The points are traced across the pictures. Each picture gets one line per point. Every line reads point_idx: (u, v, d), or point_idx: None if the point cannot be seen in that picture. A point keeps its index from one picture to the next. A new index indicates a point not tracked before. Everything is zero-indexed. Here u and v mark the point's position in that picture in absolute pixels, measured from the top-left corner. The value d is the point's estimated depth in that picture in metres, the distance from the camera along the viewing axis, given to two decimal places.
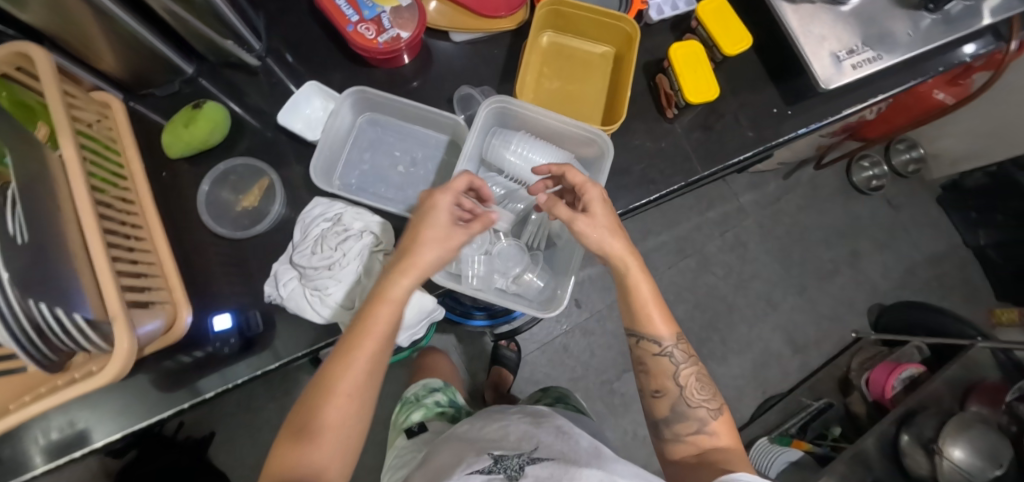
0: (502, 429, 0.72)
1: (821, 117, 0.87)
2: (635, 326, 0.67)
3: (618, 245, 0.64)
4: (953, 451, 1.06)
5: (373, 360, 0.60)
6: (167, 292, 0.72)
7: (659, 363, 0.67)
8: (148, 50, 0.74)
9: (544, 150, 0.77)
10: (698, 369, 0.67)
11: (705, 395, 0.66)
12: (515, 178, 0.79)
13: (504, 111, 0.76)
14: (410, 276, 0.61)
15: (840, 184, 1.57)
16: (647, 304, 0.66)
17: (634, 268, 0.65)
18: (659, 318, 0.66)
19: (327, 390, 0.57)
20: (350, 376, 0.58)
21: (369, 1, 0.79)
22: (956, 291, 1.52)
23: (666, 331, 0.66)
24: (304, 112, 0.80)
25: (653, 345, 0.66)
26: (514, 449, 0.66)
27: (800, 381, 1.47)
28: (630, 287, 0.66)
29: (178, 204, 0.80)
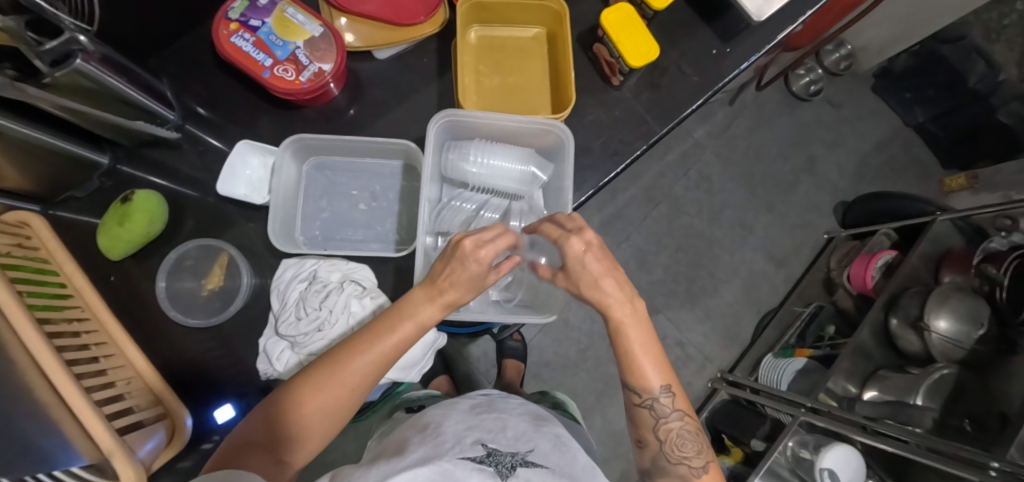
0: (500, 419, 0.64)
1: (758, 48, 0.87)
2: (624, 375, 0.62)
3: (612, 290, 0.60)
4: (938, 323, 1.11)
5: (388, 358, 0.54)
6: (155, 403, 0.68)
7: (640, 415, 0.62)
8: (51, 151, 0.67)
9: (501, 153, 0.75)
10: (685, 425, 0.61)
11: (688, 452, 0.60)
12: (482, 188, 0.77)
13: (454, 124, 0.73)
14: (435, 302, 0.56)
15: (782, 96, 1.60)
16: (634, 351, 0.60)
17: (625, 316, 0.60)
18: (649, 368, 0.61)
19: (336, 372, 0.52)
20: (361, 364, 0.53)
21: (278, 40, 0.73)
22: (907, 170, 1.59)
23: (656, 382, 0.61)
24: (244, 173, 0.74)
25: (636, 396, 0.62)
26: (509, 444, 0.59)
27: (788, 292, 1.54)
28: (617, 333, 0.60)
29: (142, 303, 0.75)
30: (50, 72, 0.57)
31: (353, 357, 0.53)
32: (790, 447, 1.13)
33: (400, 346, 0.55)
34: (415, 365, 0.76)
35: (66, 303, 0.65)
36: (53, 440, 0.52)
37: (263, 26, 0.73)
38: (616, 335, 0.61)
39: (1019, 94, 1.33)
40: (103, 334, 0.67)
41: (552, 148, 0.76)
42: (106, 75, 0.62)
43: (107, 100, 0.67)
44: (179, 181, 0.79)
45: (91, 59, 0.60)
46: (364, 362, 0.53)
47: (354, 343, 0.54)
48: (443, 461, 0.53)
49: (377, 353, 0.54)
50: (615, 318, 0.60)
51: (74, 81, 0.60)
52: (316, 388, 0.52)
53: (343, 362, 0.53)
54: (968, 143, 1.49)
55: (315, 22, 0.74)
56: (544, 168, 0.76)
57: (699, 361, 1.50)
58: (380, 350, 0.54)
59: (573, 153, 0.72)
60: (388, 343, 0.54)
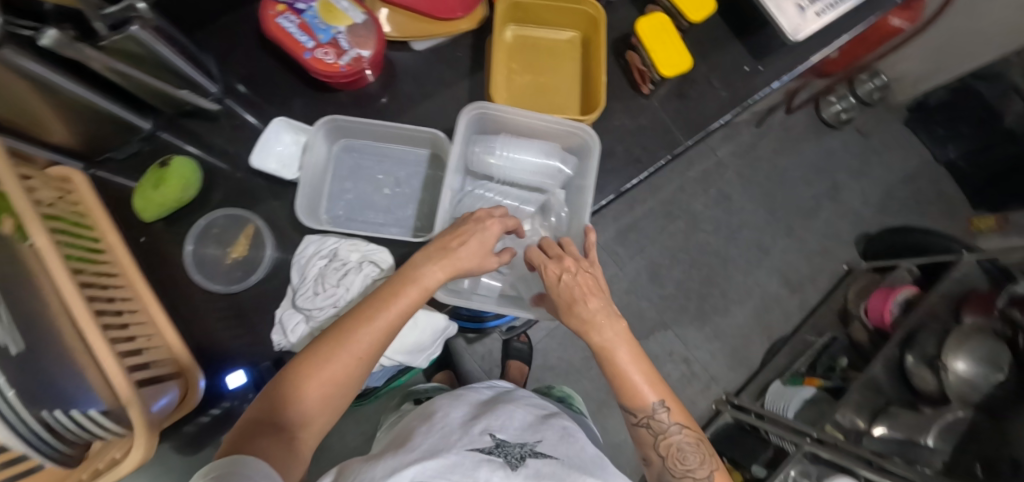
0: (507, 410, 0.64)
1: (790, 67, 0.87)
2: (619, 396, 0.62)
3: (587, 311, 0.61)
4: (956, 364, 1.09)
5: (396, 322, 0.57)
6: (172, 362, 0.69)
7: (639, 434, 0.62)
8: (98, 111, 0.70)
9: (526, 150, 0.76)
10: (685, 437, 0.61)
11: (692, 464, 0.60)
12: (505, 181, 0.79)
13: (483, 116, 0.75)
14: (443, 265, 0.60)
15: (810, 122, 1.59)
16: (626, 373, 0.60)
17: (611, 335, 0.60)
18: (643, 384, 0.61)
19: (349, 339, 0.54)
20: (371, 330, 0.55)
21: (321, 24, 0.75)
22: (935, 206, 1.56)
23: (652, 399, 0.61)
24: (276, 149, 0.77)
25: (631, 415, 0.62)
26: (517, 436, 0.59)
27: (801, 320, 1.51)
28: (606, 353, 0.61)
29: (167, 267, 0.77)
30: (109, 35, 0.60)
31: (364, 324, 0.55)
32: (792, 475, 1.11)
33: (409, 308, 0.57)
34: (424, 350, 0.75)
35: (97, 257, 0.67)
36: (75, 383, 0.54)
37: (308, 9, 0.76)
38: (603, 357, 0.61)
39: None
40: (131, 291, 0.69)
41: (575, 145, 0.77)
42: (157, 43, 0.65)
43: (155, 67, 0.70)
44: (213, 152, 0.82)
45: (147, 26, 0.63)
46: (376, 327, 0.55)
47: (362, 311, 0.56)
48: (450, 451, 0.54)
49: (386, 318, 0.56)
50: (595, 343, 0.60)
51: (127, 46, 0.63)
52: (329, 358, 0.53)
53: (353, 331, 0.54)
54: (999, 184, 1.46)
55: (358, 9, 0.76)
56: (568, 163, 0.77)
57: (705, 380, 1.48)
58: (387, 315, 0.56)
59: (597, 155, 0.73)
60: (395, 308, 0.56)
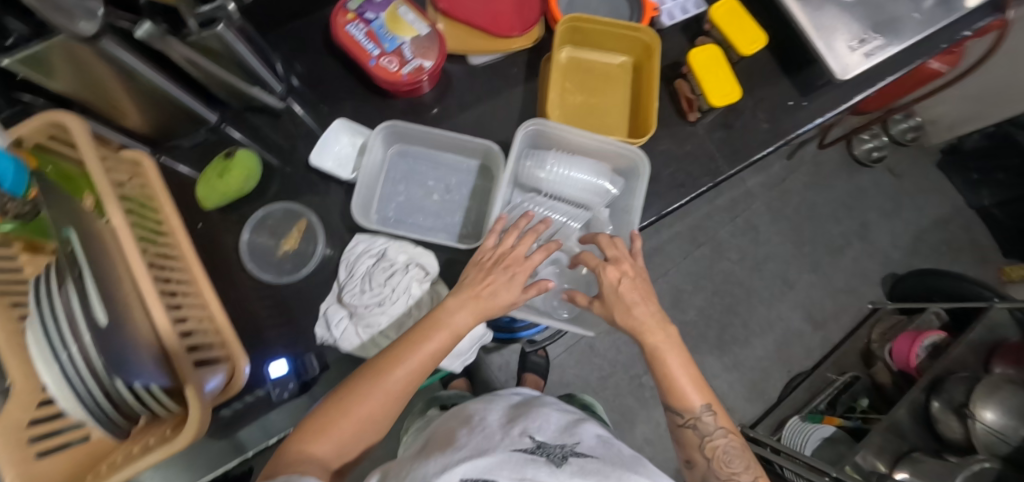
0: (542, 416, 0.66)
1: (834, 105, 0.89)
2: (665, 396, 0.64)
3: (641, 316, 0.64)
4: (985, 414, 1.08)
5: (426, 366, 0.59)
6: (222, 344, 0.71)
7: (684, 434, 0.63)
8: (173, 100, 0.74)
9: (577, 166, 0.78)
10: (729, 441, 0.62)
11: (737, 468, 0.60)
12: (553, 196, 0.80)
13: (538, 131, 0.77)
14: (472, 310, 0.61)
15: (842, 159, 1.60)
16: (674, 375, 0.63)
17: (661, 341, 0.63)
18: (688, 385, 0.63)
19: (381, 379, 0.57)
20: (401, 372, 0.57)
21: (387, 33, 0.79)
22: (965, 253, 1.55)
23: (698, 401, 0.63)
24: (334, 149, 0.81)
25: (678, 416, 0.63)
26: (556, 438, 0.61)
27: (823, 357, 1.50)
28: (657, 358, 0.63)
29: (219, 254, 0.80)
30: (197, 32, 0.64)
31: (396, 365, 0.57)
32: None
33: (439, 351, 0.59)
34: (461, 355, 0.77)
35: (159, 238, 0.70)
36: (141, 358, 0.56)
37: (376, 19, 0.79)
38: (653, 359, 0.64)
39: None
40: (188, 274, 0.72)
41: (625, 166, 0.79)
42: (238, 43, 0.69)
43: (231, 64, 0.73)
44: (271, 147, 0.85)
45: (232, 26, 0.67)
46: (406, 370, 0.58)
47: (395, 353, 0.58)
48: (496, 452, 0.55)
49: (417, 359, 0.58)
50: (649, 345, 0.63)
51: (211, 43, 0.67)
52: (361, 395, 0.56)
53: (387, 371, 0.57)
54: None
55: (423, 22, 0.80)
56: (616, 183, 0.79)
57: (721, 410, 1.47)
58: (418, 358, 0.58)
59: (647, 177, 0.75)
60: (426, 352, 0.59)
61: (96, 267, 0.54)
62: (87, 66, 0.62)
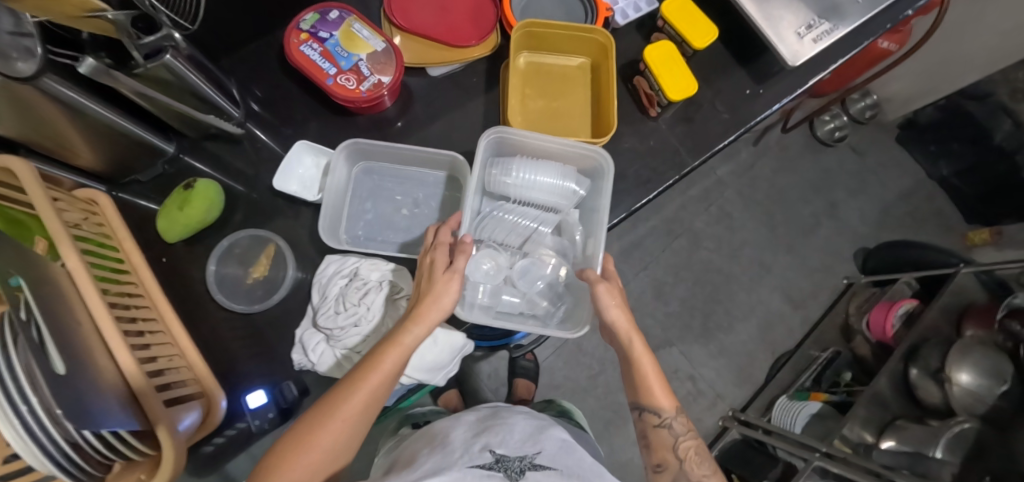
0: (506, 424, 0.69)
1: (789, 91, 0.91)
2: (641, 398, 0.71)
3: (624, 323, 0.70)
4: (959, 376, 1.12)
5: (376, 395, 0.59)
6: (196, 381, 0.70)
7: (659, 434, 0.71)
8: (126, 135, 0.72)
9: (543, 170, 0.78)
10: (697, 443, 0.70)
11: (706, 470, 0.68)
12: (522, 201, 0.79)
13: (501, 139, 0.77)
14: (422, 326, 0.60)
15: (806, 140, 1.64)
16: (649, 378, 0.70)
17: (640, 347, 0.70)
18: (661, 391, 0.70)
19: (331, 416, 0.57)
20: (351, 405, 0.58)
21: (342, 51, 0.78)
22: (930, 223, 1.59)
23: (667, 404, 0.71)
24: (297, 172, 0.79)
25: (653, 416, 0.71)
26: (517, 449, 0.64)
27: (805, 335, 1.53)
28: (636, 362, 0.70)
29: (187, 288, 0.78)
30: (144, 64, 0.63)
31: (344, 400, 0.58)
32: None
33: (390, 374, 0.60)
34: (442, 368, 0.76)
35: (121, 278, 0.68)
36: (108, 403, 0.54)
37: (330, 38, 0.79)
38: (631, 367, 0.71)
39: None
40: (154, 311, 0.70)
41: (590, 167, 0.80)
42: (188, 71, 0.68)
43: (184, 94, 0.72)
44: (234, 175, 0.84)
45: (179, 55, 0.66)
46: (359, 399, 0.58)
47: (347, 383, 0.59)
48: (455, 469, 0.59)
49: (370, 386, 0.59)
50: (633, 351, 0.70)
51: (160, 74, 0.66)
52: (314, 435, 0.57)
53: (337, 408, 0.58)
54: (992, 201, 1.50)
55: (378, 37, 0.80)
56: (582, 184, 0.80)
57: (710, 397, 1.49)
58: (365, 389, 0.58)
59: (612, 179, 0.75)
60: (372, 383, 0.58)
61: (52, 314, 0.52)
62: (30, 106, 0.60)
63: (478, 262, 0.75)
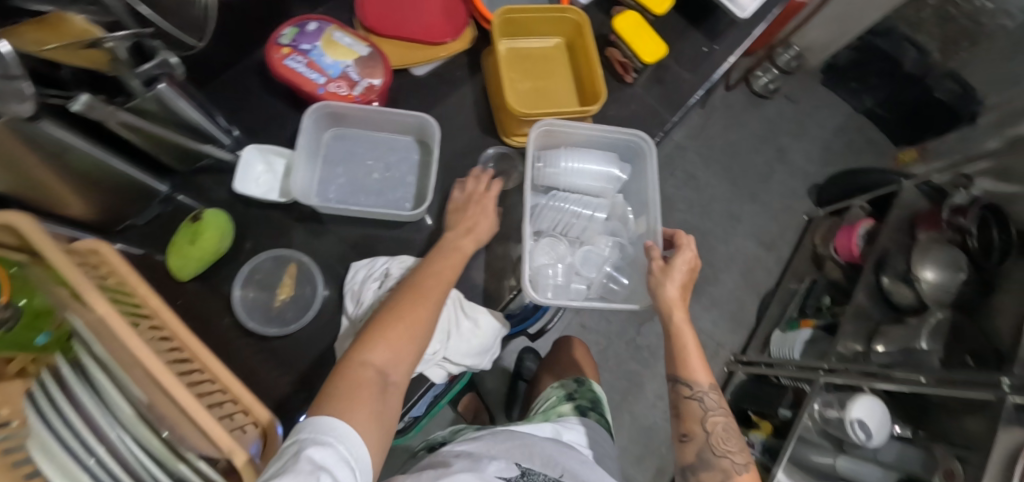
0: (530, 443, 0.75)
1: (742, 42, 0.99)
2: (677, 369, 0.73)
3: (674, 295, 0.73)
4: (926, 274, 1.23)
5: (445, 282, 0.69)
6: (246, 413, 0.66)
7: (689, 406, 0.71)
8: (117, 174, 0.70)
9: (588, 159, 0.85)
10: (727, 419, 0.71)
11: (732, 446, 0.69)
12: (572, 190, 0.85)
13: (549, 133, 0.84)
14: (469, 237, 0.75)
15: (746, 97, 1.77)
16: (691, 352, 0.72)
17: (680, 319, 0.72)
18: (699, 364, 0.72)
19: (415, 289, 0.65)
20: (427, 285, 0.66)
21: (328, 60, 0.79)
22: (866, 151, 1.76)
23: (704, 378, 0.72)
24: (258, 176, 0.78)
25: (685, 388, 0.72)
26: (543, 465, 0.71)
27: (782, 272, 1.66)
28: (675, 332, 0.73)
29: (212, 324, 0.75)
30: (142, 94, 0.61)
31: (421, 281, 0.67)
32: (816, 409, 1.24)
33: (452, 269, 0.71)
34: (487, 350, 0.78)
35: (140, 321, 0.65)
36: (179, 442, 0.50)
37: (313, 48, 0.79)
38: (673, 335, 0.73)
39: (949, 73, 1.53)
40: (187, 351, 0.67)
41: (627, 153, 0.87)
42: (179, 99, 0.67)
43: (174, 124, 0.70)
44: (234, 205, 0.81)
45: (173, 83, 0.64)
46: (432, 281, 0.67)
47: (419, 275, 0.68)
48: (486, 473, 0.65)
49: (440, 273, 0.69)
50: (676, 320, 0.72)
51: (152, 105, 0.64)
52: (400, 307, 0.63)
53: (418, 287, 0.66)
54: (912, 122, 1.68)
55: (361, 43, 0.80)
56: (624, 169, 0.87)
57: (712, 348, 1.59)
58: (436, 275, 0.68)
59: (655, 161, 0.82)
60: (441, 270, 0.69)
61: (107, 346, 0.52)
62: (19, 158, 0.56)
63: (542, 252, 0.81)
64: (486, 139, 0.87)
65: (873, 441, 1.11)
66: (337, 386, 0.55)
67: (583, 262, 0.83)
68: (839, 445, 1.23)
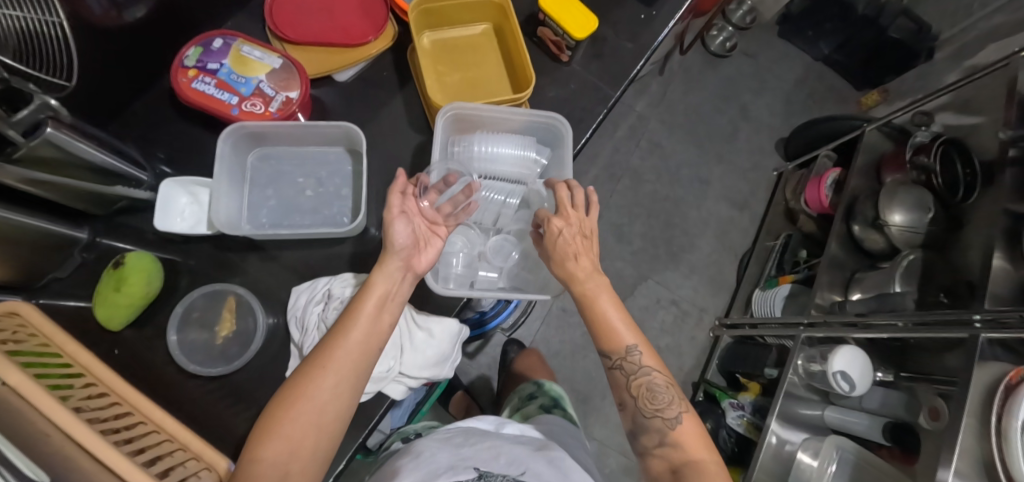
0: (493, 447, 0.71)
1: (681, 5, 0.95)
2: (599, 339, 0.69)
3: (565, 259, 0.70)
4: (893, 217, 1.22)
5: (365, 343, 0.57)
6: (199, 458, 0.63)
7: (614, 376, 0.68)
8: (30, 229, 0.65)
9: (505, 144, 0.78)
10: (657, 379, 0.66)
11: (661, 404, 0.65)
12: (488, 175, 0.79)
13: (459, 117, 0.76)
14: (393, 262, 0.61)
15: (703, 57, 1.73)
16: (607, 318, 0.68)
17: (587, 285, 0.69)
18: (620, 326, 0.68)
19: (321, 362, 0.55)
20: (336, 353, 0.55)
21: (240, 78, 0.75)
22: (828, 99, 1.74)
23: (628, 341, 0.68)
24: (182, 210, 0.73)
25: (608, 357, 0.68)
26: (502, 468, 0.66)
27: (758, 231, 1.63)
28: (587, 300, 0.69)
29: (154, 370, 0.72)
30: (25, 143, 0.57)
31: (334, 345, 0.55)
32: (801, 365, 1.22)
33: (375, 312, 0.59)
34: (446, 359, 0.76)
35: (74, 381, 0.61)
36: None
37: (221, 68, 0.75)
38: (585, 303, 0.70)
39: (902, 10, 1.50)
40: (126, 404, 0.64)
41: (546, 135, 0.80)
42: (77, 141, 0.62)
43: (78, 169, 0.66)
44: (163, 242, 0.77)
45: (62, 125, 0.60)
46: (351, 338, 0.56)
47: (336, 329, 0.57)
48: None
49: (361, 323, 0.57)
50: (577, 289, 0.69)
51: (44, 153, 0.60)
52: (302, 385, 0.53)
53: (329, 354, 0.55)
54: (872, 63, 1.65)
55: (272, 55, 0.76)
56: (542, 153, 0.81)
57: (696, 314, 1.56)
58: (353, 333, 0.57)
59: (571, 142, 0.76)
60: (358, 326, 0.57)
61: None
62: None
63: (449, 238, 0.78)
64: (421, 139, 0.83)
65: (857, 390, 1.11)
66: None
67: (495, 251, 0.81)
68: (826, 397, 1.23)
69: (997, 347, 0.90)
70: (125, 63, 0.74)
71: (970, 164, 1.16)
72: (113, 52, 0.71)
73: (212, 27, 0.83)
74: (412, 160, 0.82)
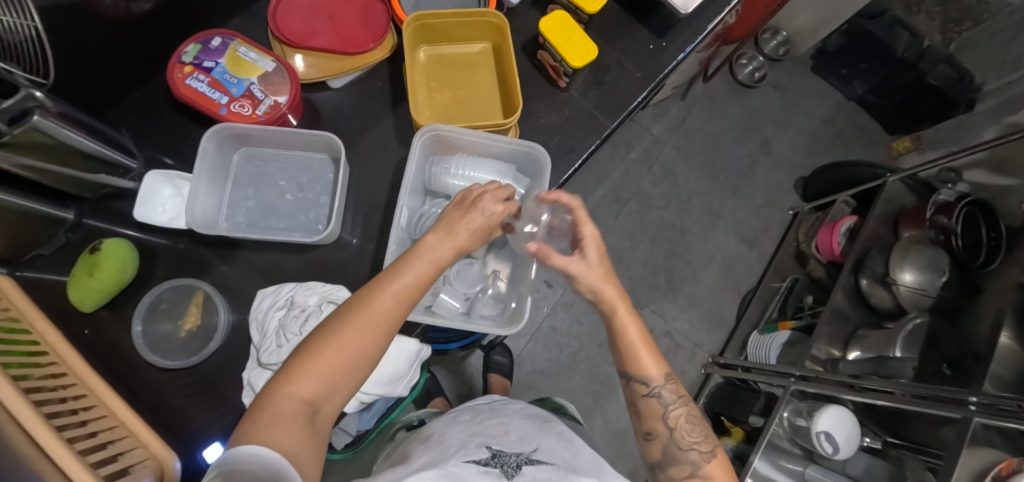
0: (502, 425, 0.69)
1: (692, 39, 0.92)
2: (625, 365, 0.65)
3: (610, 291, 0.63)
4: (904, 276, 1.13)
5: (403, 303, 0.56)
6: (145, 448, 0.65)
7: (648, 405, 0.64)
8: (17, 209, 0.67)
9: (484, 168, 0.79)
10: (688, 410, 0.64)
11: (697, 437, 0.63)
12: None
13: (439, 138, 0.77)
14: (446, 240, 0.60)
15: (729, 85, 1.68)
16: (636, 345, 0.64)
17: (623, 313, 0.63)
18: (649, 354, 0.64)
19: (362, 309, 0.54)
20: (378, 306, 0.54)
21: (232, 78, 0.76)
22: (856, 141, 1.66)
23: (655, 371, 0.64)
24: (160, 203, 0.75)
25: (641, 386, 0.64)
26: (512, 446, 0.64)
27: (765, 269, 1.57)
28: (619, 330, 0.64)
29: (119, 354, 0.75)
30: (9, 129, 0.58)
31: (377, 297, 0.54)
32: (785, 417, 1.13)
33: (422, 280, 0.57)
34: (401, 377, 0.78)
35: (39, 360, 0.63)
36: None
37: (216, 66, 0.76)
38: (615, 329, 0.64)
39: (944, 57, 1.42)
40: (83, 387, 0.66)
41: (526, 164, 0.82)
42: (64, 129, 0.64)
43: (68, 155, 0.68)
44: (144, 230, 0.79)
45: (50, 114, 0.61)
46: (395, 294, 0.55)
47: (379, 284, 0.55)
48: (450, 463, 0.59)
49: (409, 284, 0.56)
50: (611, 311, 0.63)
51: (34, 139, 0.62)
52: (341, 328, 0.53)
53: (369, 304, 0.54)
54: (905, 108, 1.57)
55: (267, 58, 0.77)
56: (522, 182, 0.82)
57: (689, 348, 1.52)
58: (395, 290, 0.55)
59: (549, 171, 0.78)
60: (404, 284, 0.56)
61: None
62: None
63: None
64: (404, 154, 0.83)
65: (840, 454, 1.01)
66: (253, 421, 0.48)
67: (456, 276, 0.81)
68: (810, 454, 1.13)
69: (992, 433, 0.84)
70: (129, 54, 0.76)
71: (995, 227, 1.09)
72: (116, 42, 0.72)
73: (218, 24, 0.85)
74: (393, 174, 0.83)
